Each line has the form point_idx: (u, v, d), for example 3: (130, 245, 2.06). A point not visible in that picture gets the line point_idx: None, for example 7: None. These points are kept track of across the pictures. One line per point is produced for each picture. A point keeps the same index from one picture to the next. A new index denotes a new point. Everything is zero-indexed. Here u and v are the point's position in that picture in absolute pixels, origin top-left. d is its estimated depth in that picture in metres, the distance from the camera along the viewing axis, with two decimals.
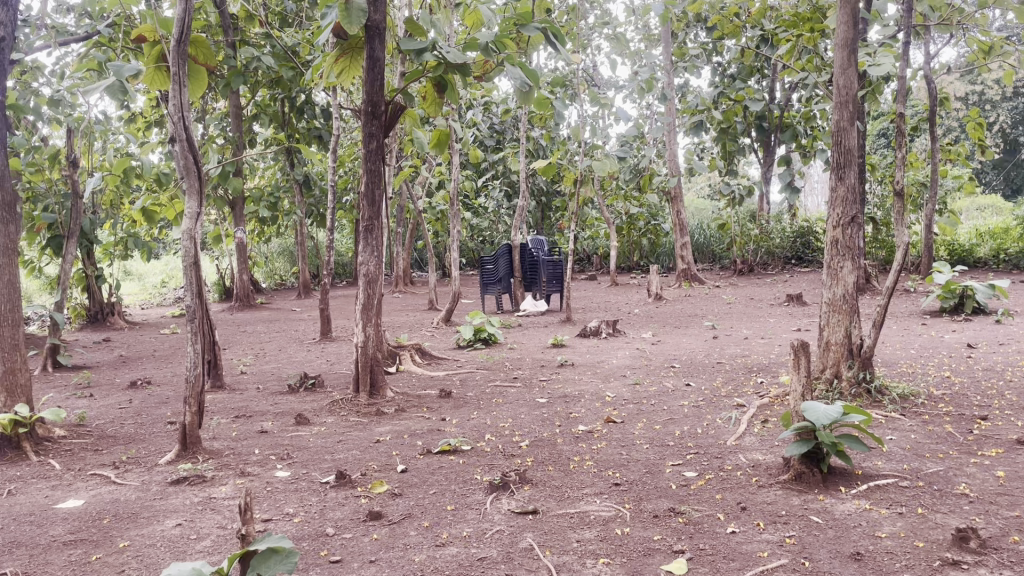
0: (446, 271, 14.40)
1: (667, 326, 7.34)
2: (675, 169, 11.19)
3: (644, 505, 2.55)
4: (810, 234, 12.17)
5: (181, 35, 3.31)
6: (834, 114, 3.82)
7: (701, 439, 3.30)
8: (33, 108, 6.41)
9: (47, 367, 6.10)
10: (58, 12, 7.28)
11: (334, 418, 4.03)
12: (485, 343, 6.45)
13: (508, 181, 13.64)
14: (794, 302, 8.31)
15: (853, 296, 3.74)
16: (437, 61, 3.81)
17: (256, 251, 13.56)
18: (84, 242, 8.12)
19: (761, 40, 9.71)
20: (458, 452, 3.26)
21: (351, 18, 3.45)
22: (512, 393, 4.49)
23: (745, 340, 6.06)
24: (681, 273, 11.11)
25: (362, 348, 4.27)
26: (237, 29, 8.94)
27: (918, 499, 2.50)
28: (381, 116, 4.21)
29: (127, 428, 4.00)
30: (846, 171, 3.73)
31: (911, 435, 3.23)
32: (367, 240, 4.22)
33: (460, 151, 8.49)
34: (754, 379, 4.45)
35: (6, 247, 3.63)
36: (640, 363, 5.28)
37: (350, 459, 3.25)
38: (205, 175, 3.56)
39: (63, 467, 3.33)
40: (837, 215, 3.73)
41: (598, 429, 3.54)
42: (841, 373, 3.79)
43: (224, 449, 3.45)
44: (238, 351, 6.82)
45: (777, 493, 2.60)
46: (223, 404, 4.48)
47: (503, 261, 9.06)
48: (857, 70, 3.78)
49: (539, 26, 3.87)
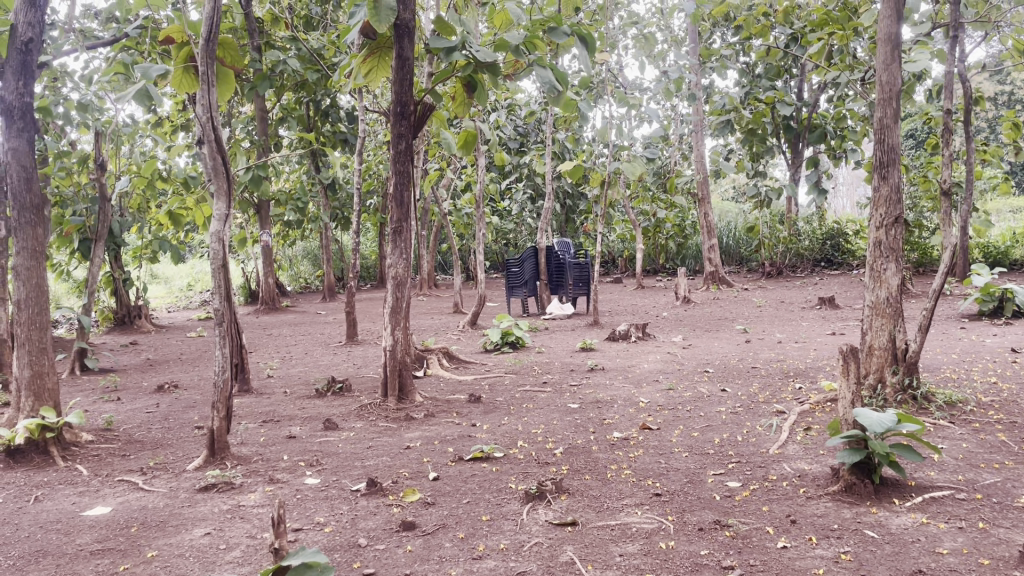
0: (470, 274, 14.36)
1: (698, 329, 7.22)
2: (702, 170, 11.05)
3: (687, 517, 2.45)
4: (840, 236, 11.99)
5: (209, 35, 3.25)
6: (877, 112, 3.69)
7: (742, 448, 3.18)
8: (61, 113, 6.42)
9: (75, 370, 6.09)
10: (85, 16, 7.30)
11: (362, 423, 3.96)
12: (512, 347, 6.37)
13: (533, 183, 13.58)
14: (826, 305, 8.15)
15: (897, 299, 3.61)
16: (467, 60, 3.74)
17: (281, 254, 13.63)
18: (112, 245, 8.14)
19: (791, 39, 9.54)
20: (490, 459, 3.18)
21: (379, 16, 3.41)
22: (544, 398, 4.39)
23: (780, 344, 5.93)
24: (709, 276, 10.95)
25: (390, 351, 4.21)
26: (263, 34, 8.95)
27: (979, 512, 2.38)
28: (410, 116, 4.13)
29: (154, 433, 3.95)
30: (890, 170, 3.59)
31: (962, 444, 3.11)
32: (395, 242, 4.14)
33: (486, 152, 8.36)
34: (792, 385, 4.32)
35: (34, 251, 3.59)
36: (672, 367, 5.17)
37: (381, 466, 3.17)
38: (233, 179, 3.49)
39: (91, 473, 3.29)
40: (880, 216, 3.61)
41: (634, 436, 3.45)
42: (885, 379, 3.66)
43: (253, 455, 3.39)
44: (264, 355, 6.79)
45: (826, 505, 2.49)
46: (251, 408, 4.43)
47: (529, 264, 8.97)
48: (900, 66, 3.65)
49: (569, 28, 3.79)
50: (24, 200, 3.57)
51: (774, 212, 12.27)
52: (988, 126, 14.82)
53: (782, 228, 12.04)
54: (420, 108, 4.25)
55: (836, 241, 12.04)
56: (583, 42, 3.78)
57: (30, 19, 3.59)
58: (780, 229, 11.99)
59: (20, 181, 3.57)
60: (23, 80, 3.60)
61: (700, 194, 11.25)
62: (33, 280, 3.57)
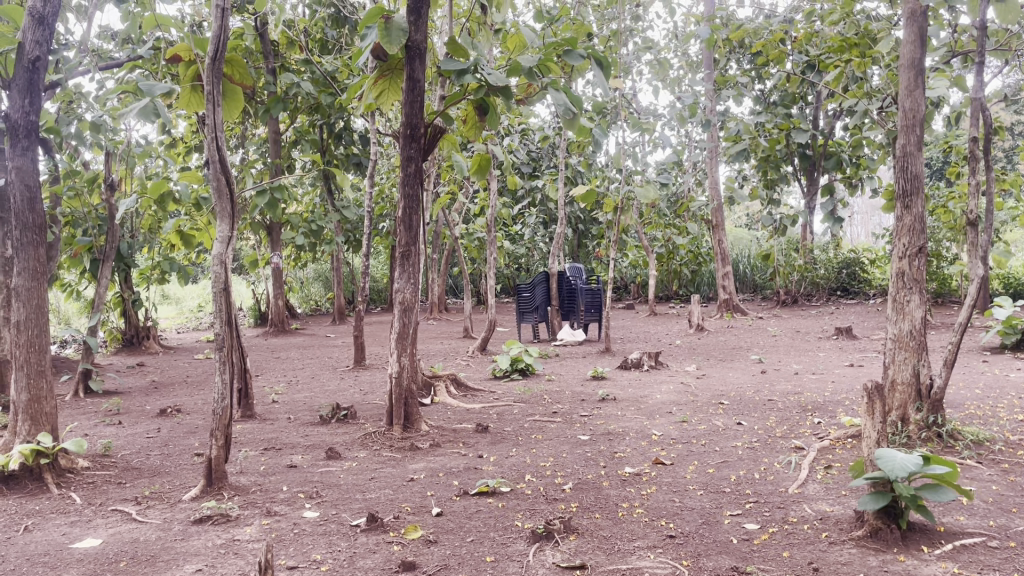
0: (481, 298, 14.29)
1: (712, 358, 7.09)
2: (717, 197, 10.95)
3: (703, 562, 2.32)
4: (857, 265, 11.86)
5: (216, 53, 3.19)
6: (899, 140, 3.58)
7: (760, 486, 3.04)
8: (74, 133, 6.39)
9: (79, 392, 6.01)
10: (101, 37, 7.32)
11: (366, 453, 3.84)
12: (522, 374, 6.24)
13: (545, 209, 13.53)
14: (843, 336, 7.98)
15: (921, 333, 3.48)
16: (479, 83, 3.67)
17: (292, 276, 13.61)
18: (122, 266, 8.09)
19: (808, 66, 9.46)
20: (497, 494, 3.06)
21: (390, 37, 3.39)
22: (553, 429, 4.26)
23: (796, 376, 5.79)
24: (723, 303, 10.80)
25: (396, 378, 4.11)
26: (280, 57, 8.97)
27: (1013, 562, 2.24)
28: (420, 138, 4.05)
29: (152, 459, 3.85)
30: (912, 199, 3.48)
31: (993, 486, 2.96)
32: (403, 265, 4.04)
33: (499, 176, 8.26)
34: (811, 419, 4.17)
35: (35, 271, 3.52)
36: (686, 399, 5.03)
37: (383, 499, 3.05)
38: (238, 200, 3.40)
39: (84, 501, 3.19)
40: (903, 245, 3.50)
41: (646, 472, 3.32)
42: (908, 416, 3.53)
43: (252, 486, 3.27)
44: (270, 379, 6.69)
45: (850, 552, 2.35)
46: (252, 435, 4.31)
47: (540, 289, 8.79)
48: (924, 92, 3.55)
49: (584, 52, 3.70)
50: (26, 220, 3.50)
51: (790, 240, 12.12)
52: (1005, 156, 14.65)
53: (797, 256, 11.92)
54: (430, 131, 4.17)
55: (852, 270, 11.91)
56: (598, 65, 3.69)
57: (38, 37, 3.54)
58: (795, 256, 11.81)
59: (23, 200, 3.51)
60: (29, 99, 3.55)
61: (714, 220, 11.14)
62: (33, 301, 3.50)
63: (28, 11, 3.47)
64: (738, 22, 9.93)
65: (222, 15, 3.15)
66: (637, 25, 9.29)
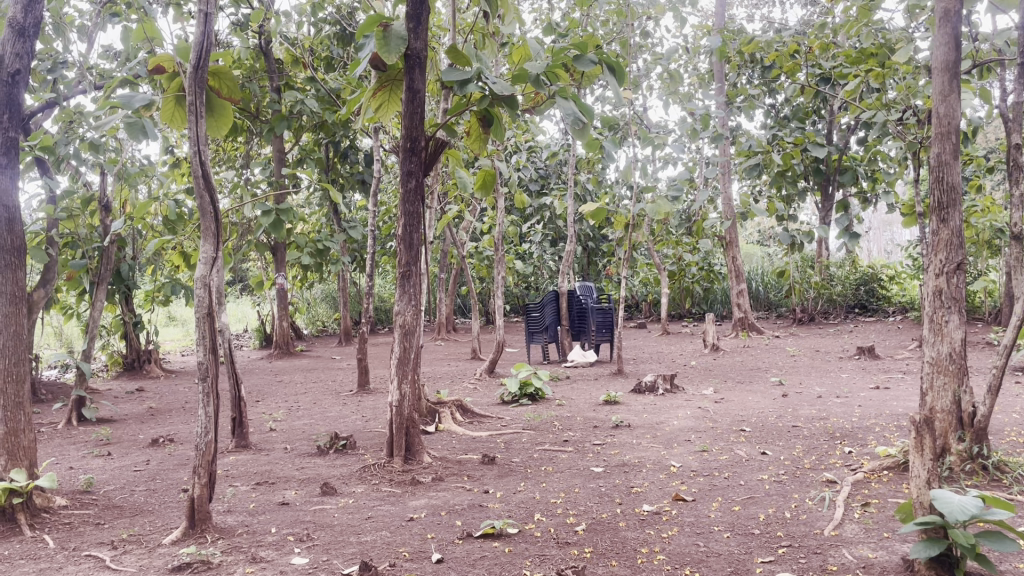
0: (489, 317, 14.06)
1: (729, 381, 6.80)
2: (730, 214, 10.69)
3: None
4: (876, 281, 11.55)
5: (198, 61, 2.97)
6: (934, 148, 3.31)
7: (793, 528, 2.77)
8: (72, 153, 6.15)
9: (72, 421, 5.79)
10: (101, 57, 7.15)
11: (364, 488, 3.58)
12: (532, 399, 5.96)
13: (554, 226, 13.29)
14: (866, 355, 7.67)
15: (961, 356, 3.20)
16: (484, 93, 3.42)
17: (297, 297, 13.44)
18: (122, 288, 7.88)
19: (822, 77, 9.23)
20: (503, 536, 2.79)
21: (389, 46, 3.17)
22: (563, 460, 4.00)
23: (821, 400, 5.49)
24: (739, 322, 10.50)
25: (397, 407, 3.86)
26: (284, 75, 8.81)
27: None
28: (421, 152, 3.79)
29: (137, 496, 3.62)
30: (949, 212, 3.22)
31: None
32: (404, 287, 3.80)
33: (507, 192, 8.01)
34: (841, 449, 3.88)
35: (12, 296, 3.28)
36: (705, 426, 4.75)
37: (379, 543, 2.79)
38: (224, 219, 3.16)
39: (58, 545, 2.95)
40: (940, 261, 3.22)
41: (666, 510, 3.05)
42: (949, 445, 3.29)
43: (238, 527, 3.02)
44: (271, 404, 6.45)
45: None
46: (246, 468, 4.07)
47: (549, 308, 8.63)
48: (960, 97, 3.27)
49: (593, 57, 3.44)
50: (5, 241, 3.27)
51: (805, 257, 11.85)
52: None
53: (813, 272, 11.62)
54: (431, 144, 3.94)
55: (871, 286, 11.60)
56: (611, 70, 3.42)
57: (18, 50, 3.32)
58: (812, 272, 11.52)
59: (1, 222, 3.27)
60: (9, 113, 3.33)
61: (728, 237, 10.88)
62: (11, 328, 3.26)
63: (8, 22, 3.27)
64: (748, 33, 9.72)
65: (206, 19, 2.93)
66: (647, 40, 9.11)
